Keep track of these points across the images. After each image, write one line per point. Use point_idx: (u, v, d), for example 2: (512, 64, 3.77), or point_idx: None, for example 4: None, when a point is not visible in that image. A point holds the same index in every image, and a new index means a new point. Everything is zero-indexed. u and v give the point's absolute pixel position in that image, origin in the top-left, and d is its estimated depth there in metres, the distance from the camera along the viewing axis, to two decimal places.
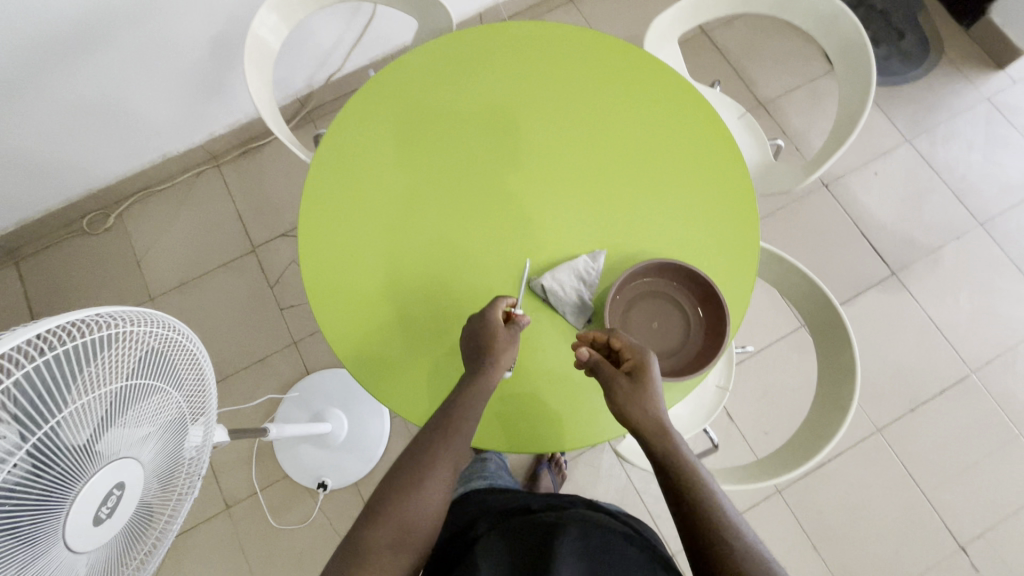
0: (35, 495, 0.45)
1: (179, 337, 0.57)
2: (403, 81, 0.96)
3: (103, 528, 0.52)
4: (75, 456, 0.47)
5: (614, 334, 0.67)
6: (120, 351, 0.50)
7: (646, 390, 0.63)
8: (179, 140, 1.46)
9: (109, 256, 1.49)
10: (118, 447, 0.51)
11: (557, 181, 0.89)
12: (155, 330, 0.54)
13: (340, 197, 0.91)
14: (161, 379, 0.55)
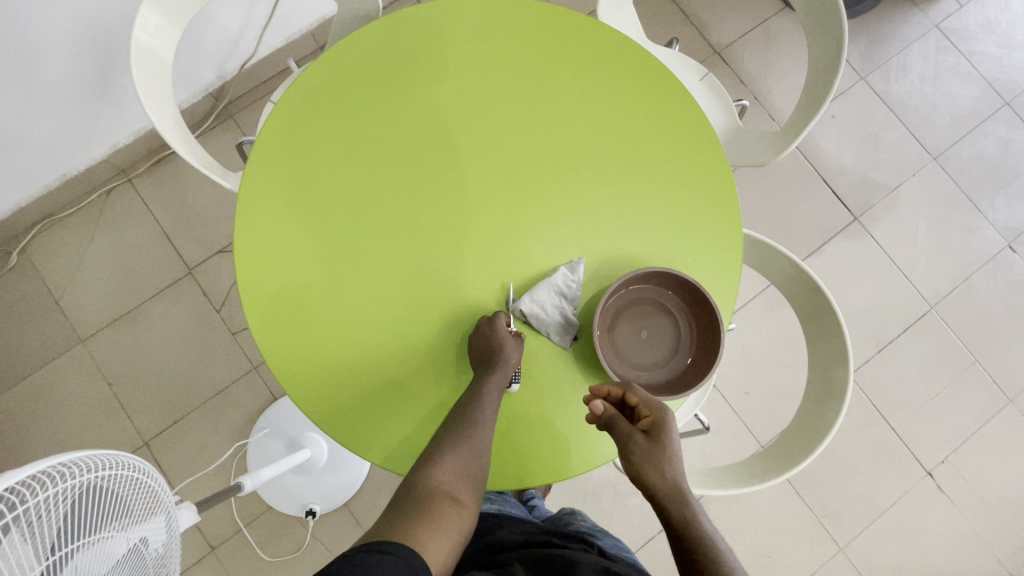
0: None
1: (122, 458, 0.50)
2: (331, 78, 0.83)
3: None
4: None
5: (632, 389, 0.67)
6: (50, 517, 0.43)
7: (662, 449, 0.65)
8: (77, 158, 1.27)
9: (21, 299, 1.31)
10: None
11: (518, 182, 0.81)
12: (90, 475, 0.46)
13: (280, 219, 0.79)
14: (107, 523, 0.48)
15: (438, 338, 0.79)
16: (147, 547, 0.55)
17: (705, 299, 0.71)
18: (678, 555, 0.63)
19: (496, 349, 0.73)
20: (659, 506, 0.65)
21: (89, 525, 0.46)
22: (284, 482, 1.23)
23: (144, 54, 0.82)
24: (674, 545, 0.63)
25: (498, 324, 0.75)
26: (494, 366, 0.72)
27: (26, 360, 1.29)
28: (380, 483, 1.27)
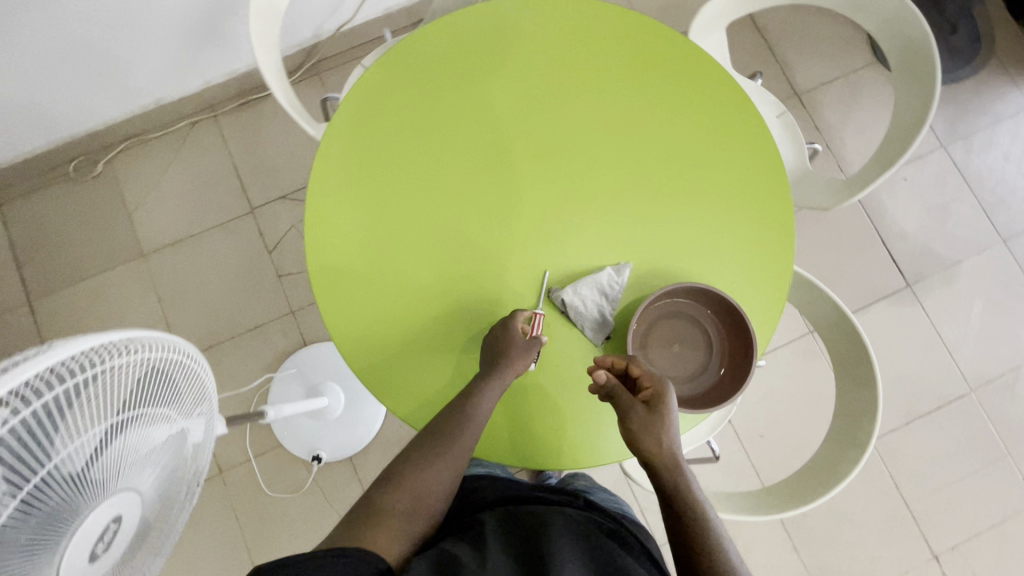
0: (27, 536, 0.43)
1: (176, 346, 0.52)
2: (425, 53, 0.87)
3: (99, 560, 0.51)
4: (74, 490, 0.45)
5: (635, 362, 0.68)
6: (115, 382, 0.46)
7: (662, 418, 0.64)
8: (174, 87, 1.36)
9: (99, 205, 1.41)
10: (116, 475, 0.49)
11: (582, 184, 0.83)
12: (154, 352, 0.49)
13: (353, 174, 0.84)
14: (160, 401, 0.52)
15: (477, 320, 0.81)
16: (186, 433, 0.59)
17: (739, 314, 0.72)
18: (670, 526, 0.62)
19: (502, 352, 0.73)
20: (656, 477, 0.64)
21: (145, 402, 0.50)
22: (298, 424, 1.29)
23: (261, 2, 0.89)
24: (667, 516, 0.63)
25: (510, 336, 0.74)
26: (495, 369, 0.73)
27: (93, 262, 1.39)
28: (386, 444, 1.31)
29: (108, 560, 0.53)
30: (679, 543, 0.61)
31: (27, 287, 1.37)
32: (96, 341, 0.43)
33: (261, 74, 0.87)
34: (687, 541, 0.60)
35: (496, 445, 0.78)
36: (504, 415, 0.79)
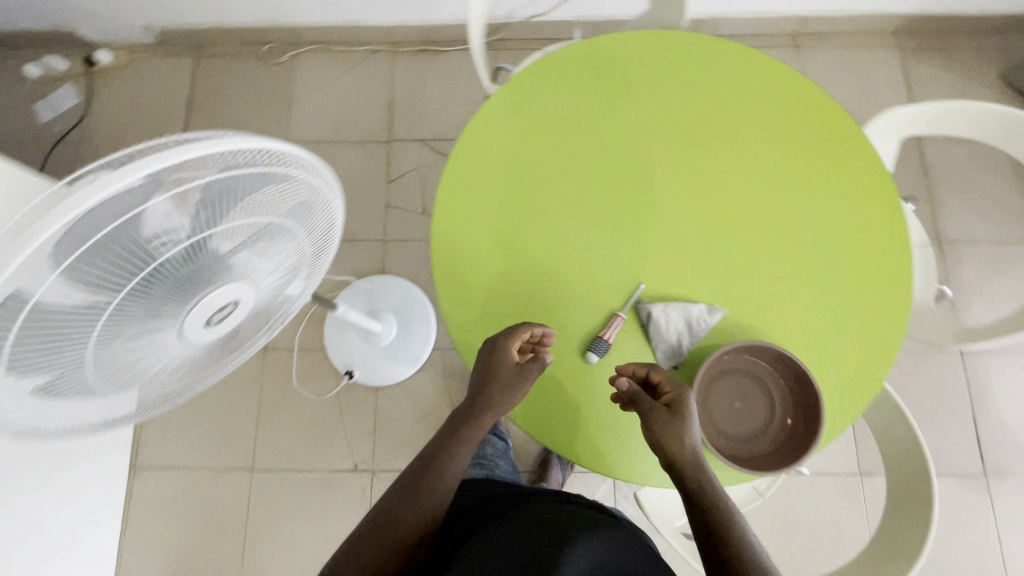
0: (172, 282, 0.50)
1: (323, 175, 0.54)
2: (613, 52, 0.92)
3: (203, 332, 0.59)
4: (215, 263, 0.52)
5: (655, 369, 0.71)
6: (283, 193, 0.51)
7: (684, 422, 0.66)
8: (375, 15, 1.51)
9: (269, 88, 1.58)
10: (243, 269, 0.56)
11: (715, 225, 0.83)
12: (319, 186, 0.54)
13: (505, 130, 0.89)
14: (300, 228, 0.58)
15: (573, 319, 0.80)
16: (301, 269, 0.65)
17: (800, 367, 0.71)
18: (700, 535, 0.64)
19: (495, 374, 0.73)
20: (676, 476, 0.66)
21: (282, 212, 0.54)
22: (347, 338, 1.36)
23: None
24: (697, 524, 0.64)
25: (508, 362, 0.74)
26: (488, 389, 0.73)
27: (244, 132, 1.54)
28: (413, 391, 1.35)
29: (206, 337, 0.61)
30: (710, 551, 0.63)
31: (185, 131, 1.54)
32: (259, 146, 0.45)
33: (467, 22, 0.96)
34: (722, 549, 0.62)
35: (529, 415, 0.77)
36: (547, 391, 0.78)
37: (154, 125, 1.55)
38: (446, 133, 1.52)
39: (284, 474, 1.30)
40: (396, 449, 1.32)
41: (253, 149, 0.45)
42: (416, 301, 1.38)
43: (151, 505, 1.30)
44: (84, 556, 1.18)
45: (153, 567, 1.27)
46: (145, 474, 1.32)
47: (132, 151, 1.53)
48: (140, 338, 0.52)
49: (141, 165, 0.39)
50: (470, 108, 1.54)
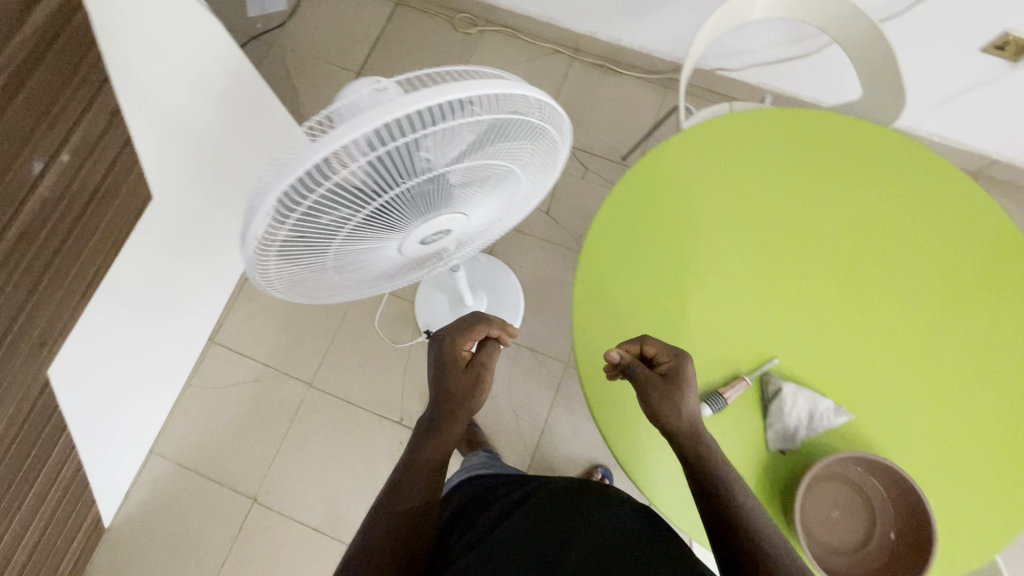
0: (415, 205, 0.54)
1: (558, 128, 0.55)
2: (810, 132, 0.92)
3: (403, 254, 0.64)
4: (450, 195, 0.56)
5: (645, 339, 0.70)
6: (526, 144, 0.54)
7: (679, 392, 0.66)
8: (570, 18, 1.53)
9: (448, 51, 1.62)
10: (462, 206, 0.60)
11: (868, 331, 0.81)
12: (552, 144, 0.57)
13: (685, 173, 0.89)
14: (516, 179, 0.61)
15: (701, 374, 0.78)
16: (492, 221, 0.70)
17: (914, 492, 0.67)
18: (708, 516, 0.62)
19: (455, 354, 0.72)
20: (678, 449, 0.66)
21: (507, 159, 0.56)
22: (436, 300, 1.39)
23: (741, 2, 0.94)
24: (704, 508, 0.62)
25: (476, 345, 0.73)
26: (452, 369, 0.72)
27: None
28: None
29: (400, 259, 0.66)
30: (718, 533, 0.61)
31: (361, 63, 1.61)
32: (527, 92, 0.47)
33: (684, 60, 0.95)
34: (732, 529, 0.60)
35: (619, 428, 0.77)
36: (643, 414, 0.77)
37: (336, 49, 1.63)
38: (595, 147, 1.54)
39: (335, 399, 1.36)
40: None
41: (523, 95, 0.46)
42: (511, 292, 1.39)
43: (212, 379, 1.38)
44: (146, 401, 1.26)
45: (193, 436, 1.34)
46: (218, 349, 1.40)
47: (308, 66, 1.61)
48: (365, 247, 0.57)
49: (456, 88, 0.42)
50: (626, 132, 1.54)
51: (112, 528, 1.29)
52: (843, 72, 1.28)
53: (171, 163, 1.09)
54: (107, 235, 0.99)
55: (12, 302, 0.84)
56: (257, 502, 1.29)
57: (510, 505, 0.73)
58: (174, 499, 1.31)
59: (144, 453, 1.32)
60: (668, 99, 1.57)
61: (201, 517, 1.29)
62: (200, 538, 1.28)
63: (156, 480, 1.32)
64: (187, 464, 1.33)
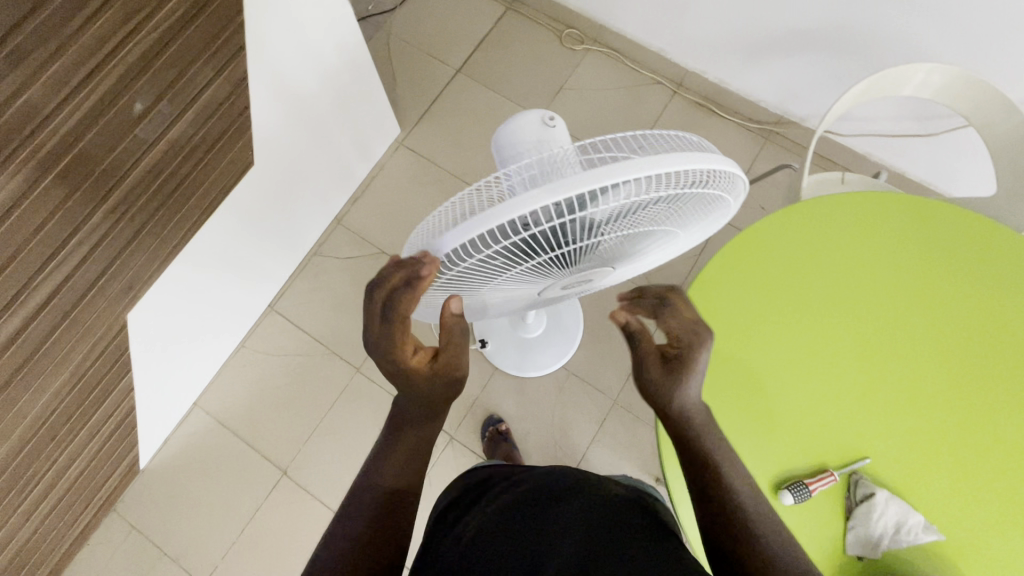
0: (575, 256, 0.56)
1: (732, 193, 0.55)
2: (938, 225, 0.87)
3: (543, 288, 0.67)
4: (607, 247, 0.57)
5: (665, 310, 0.64)
6: (693, 205, 0.54)
7: (676, 376, 0.61)
8: (682, 52, 1.50)
9: (550, 65, 1.60)
10: (612, 255, 0.61)
11: (967, 447, 0.77)
12: (716, 206, 0.57)
13: (800, 247, 0.85)
14: (669, 234, 0.61)
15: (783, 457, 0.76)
16: (632, 269, 0.71)
17: None
18: (705, 515, 0.57)
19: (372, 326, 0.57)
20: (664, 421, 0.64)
21: (668, 216, 0.56)
22: None
23: (899, 75, 0.91)
24: (701, 507, 0.58)
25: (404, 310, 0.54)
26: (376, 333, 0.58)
27: (508, 90, 1.58)
28: (522, 388, 1.37)
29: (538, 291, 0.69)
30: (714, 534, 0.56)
31: (462, 62, 1.61)
32: (719, 164, 0.46)
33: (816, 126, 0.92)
34: (732, 532, 0.55)
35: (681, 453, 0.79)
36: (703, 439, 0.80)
37: (439, 43, 1.63)
38: None
39: (379, 389, 1.36)
40: (480, 428, 1.34)
41: (715, 168, 0.46)
42: (572, 317, 1.37)
43: (266, 345, 1.40)
44: (201, 356, 1.29)
45: (237, 397, 1.37)
46: (274, 317, 1.42)
47: (410, 55, 1.61)
48: (515, 281, 0.60)
49: (655, 161, 0.42)
50: None
51: (146, 471, 1.32)
52: (972, 158, 1.22)
53: (276, 135, 1.12)
54: (205, 194, 1.02)
55: (114, 247, 0.87)
56: (286, 475, 1.31)
57: (503, 501, 0.63)
58: (208, 455, 1.33)
59: (189, 405, 1.35)
60: (765, 152, 1.52)
61: (231, 478, 1.31)
62: (227, 499, 1.30)
63: (195, 433, 1.34)
64: (228, 424, 1.35)
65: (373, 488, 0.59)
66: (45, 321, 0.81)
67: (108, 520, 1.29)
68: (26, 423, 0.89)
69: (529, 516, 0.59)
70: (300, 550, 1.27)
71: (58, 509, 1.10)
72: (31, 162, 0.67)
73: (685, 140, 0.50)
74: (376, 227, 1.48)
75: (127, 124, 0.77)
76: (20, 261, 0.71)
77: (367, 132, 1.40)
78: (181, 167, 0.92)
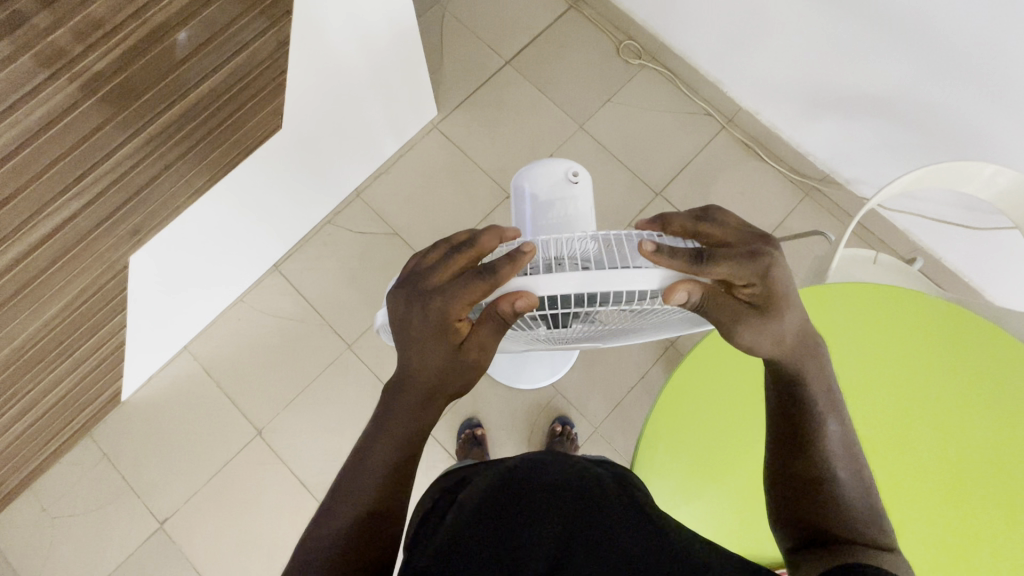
0: (568, 331, 0.57)
1: None
2: (989, 334, 0.83)
3: (531, 344, 0.68)
4: (599, 329, 0.59)
5: (710, 263, 0.47)
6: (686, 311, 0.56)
7: (768, 316, 0.52)
8: (739, 88, 1.44)
9: (601, 74, 1.55)
10: (602, 335, 0.62)
11: (953, 560, 0.75)
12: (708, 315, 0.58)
13: (836, 326, 0.85)
14: (657, 329, 0.63)
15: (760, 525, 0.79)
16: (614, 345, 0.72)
17: None
18: (786, 467, 0.57)
19: (433, 283, 0.51)
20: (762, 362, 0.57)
21: (662, 317, 0.57)
22: None
23: (967, 168, 0.88)
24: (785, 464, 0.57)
25: (494, 277, 0.46)
26: (433, 301, 0.51)
27: (554, 92, 1.54)
28: (507, 396, 1.36)
29: (525, 345, 0.70)
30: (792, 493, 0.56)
31: (514, 54, 1.56)
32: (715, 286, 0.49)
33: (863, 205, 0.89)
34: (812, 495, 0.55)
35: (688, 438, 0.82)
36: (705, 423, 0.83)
37: (495, 30, 1.57)
38: None
39: (366, 370, 1.36)
40: (458, 428, 1.34)
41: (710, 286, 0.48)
42: None
43: (264, 304, 1.40)
44: (199, 304, 1.29)
45: (226, 350, 1.37)
46: (277, 277, 1.42)
47: (462, 37, 1.57)
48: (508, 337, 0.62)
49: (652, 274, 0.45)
50: None
51: (126, 403, 1.34)
52: (1013, 262, 1.17)
53: (311, 104, 1.09)
54: (228, 151, 0.99)
55: (126, 190, 0.86)
56: (260, 436, 1.33)
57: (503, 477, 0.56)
58: (189, 400, 1.35)
59: (179, 347, 1.36)
60: (803, 208, 1.46)
61: (207, 428, 1.33)
62: (199, 447, 1.32)
63: (179, 375, 1.36)
64: (213, 373, 1.36)
65: (366, 478, 0.52)
66: (48, 252, 0.82)
67: (82, 442, 1.31)
68: (15, 343, 0.90)
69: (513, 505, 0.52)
70: (260, 511, 1.29)
71: (36, 427, 1.12)
72: (75, 84, 0.68)
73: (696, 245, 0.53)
74: (394, 208, 1.46)
75: (160, 70, 0.76)
76: (39, 184, 0.72)
77: (403, 110, 1.37)
78: (209, 121, 0.90)
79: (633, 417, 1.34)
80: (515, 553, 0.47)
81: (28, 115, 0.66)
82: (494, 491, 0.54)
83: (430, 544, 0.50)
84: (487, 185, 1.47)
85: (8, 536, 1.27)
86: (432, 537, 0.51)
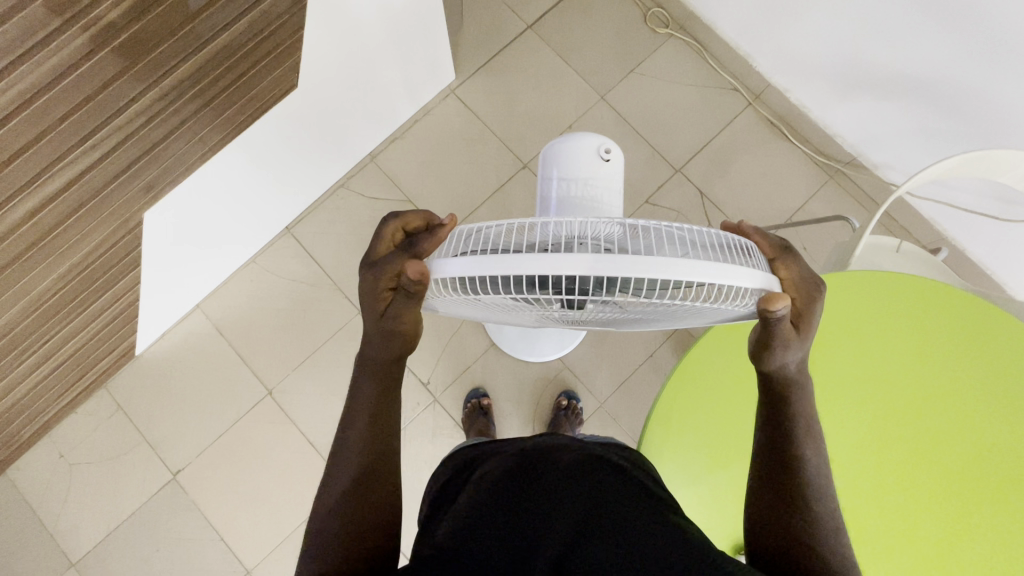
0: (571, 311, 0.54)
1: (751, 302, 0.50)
2: (1009, 329, 0.81)
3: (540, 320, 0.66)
4: (605, 311, 0.54)
5: (779, 266, 0.54)
6: (701, 309, 0.51)
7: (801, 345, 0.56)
8: (770, 63, 1.39)
9: (626, 43, 1.49)
10: (613, 317, 0.58)
11: (951, 548, 0.76)
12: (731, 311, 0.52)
13: (852, 315, 0.83)
14: (673, 319, 0.58)
15: None
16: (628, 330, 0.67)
17: None
18: (779, 464, 0.59)
19: (377, 247, 0.56)
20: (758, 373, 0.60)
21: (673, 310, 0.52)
22: None
23: (1005, 156, 0.84)
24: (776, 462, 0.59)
25: (420, 248, 0.52)
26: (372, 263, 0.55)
27: (576, 59, 1.48)
28: (515, 367, 1.37)
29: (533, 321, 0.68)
30: (766, 499, 0.58)
31: (536, 18, 1.50)
32: (724, 276, 0.43)
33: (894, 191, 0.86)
34: (785, 491, 0.58)
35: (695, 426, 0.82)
36: (714, 412, 0.82)
37: None
38: (728, 207, 1.42)
39: None
40: (464, 397, 1.35)
41: (719, 278, 0.43)
42: None
43: (276, 267, 1.40)
44: (212, 263, 1.30)
45: (238, 310, 1.38)
46: (290, 240, 1.41)
47: None
48: (513, 312, 0.59)
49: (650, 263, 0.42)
50: (764, 208, 1.42)
51: (140, 358, 1.36)
52: None
53: (329, 65, 1.06)
54: (243, 108, 0.97)
55: (139, 147, 0.84)
56: (270, 396, 1.35)
57: (502, 465, 0.58)
58: (201, 356, 1.37)
59: (191, 306, 1.37)
60: (826, 191, 1.43)
61: (219, 386, 1.36)
62: (211, 403, 1.35)
63: (191, 333, 1.38)
64: (225, 332, 1.38)
65: (349, 462, 0.57)
66: (63, 205, 0.81)
67: (96, 394, 1.34)
68: (33, 294, 0.91)
69: (515, 496, 0.53)
70: (269, 467, 1.33)
71: (54, 376, 1.15)
72: (88, 33, 0.66)
73: (746, 249, 0.50)
74: (409, 174, 1.44)
75: (179, 20, 0.74)
76: (52, 137, 0.71)
77: (420, 73, 1.33)
78: (223, 77, 0.87)
79: (639, 395, 1.35)
80: (522, 537, 0.49)
81: (38, 66, 0.65)
82: (494, 481, 0.56)
83: (439, 531, 0.52)
84: (503, 155, 1.44)
85: (26, 480, 1.32)
86: (441, 526, 0.53)
